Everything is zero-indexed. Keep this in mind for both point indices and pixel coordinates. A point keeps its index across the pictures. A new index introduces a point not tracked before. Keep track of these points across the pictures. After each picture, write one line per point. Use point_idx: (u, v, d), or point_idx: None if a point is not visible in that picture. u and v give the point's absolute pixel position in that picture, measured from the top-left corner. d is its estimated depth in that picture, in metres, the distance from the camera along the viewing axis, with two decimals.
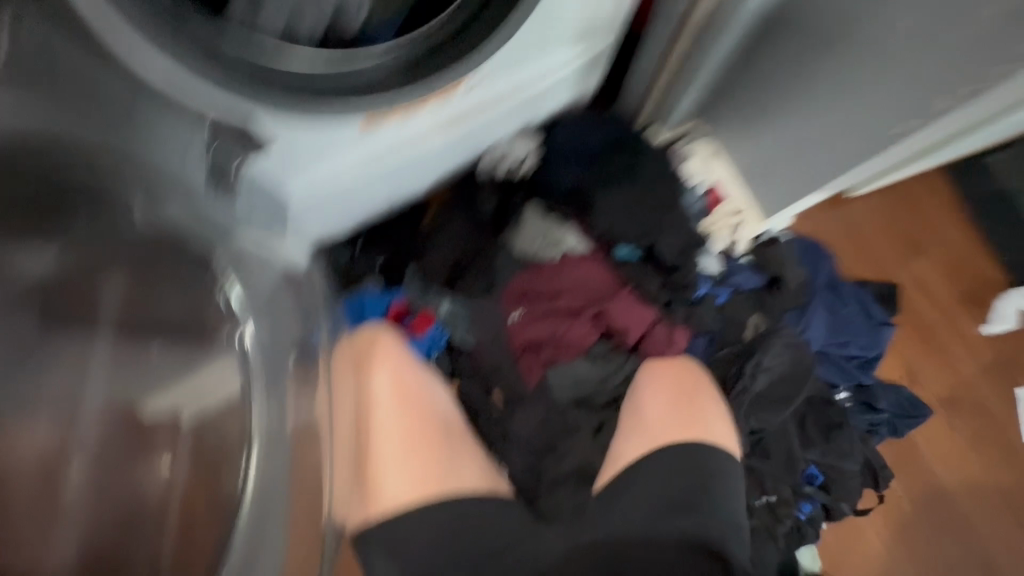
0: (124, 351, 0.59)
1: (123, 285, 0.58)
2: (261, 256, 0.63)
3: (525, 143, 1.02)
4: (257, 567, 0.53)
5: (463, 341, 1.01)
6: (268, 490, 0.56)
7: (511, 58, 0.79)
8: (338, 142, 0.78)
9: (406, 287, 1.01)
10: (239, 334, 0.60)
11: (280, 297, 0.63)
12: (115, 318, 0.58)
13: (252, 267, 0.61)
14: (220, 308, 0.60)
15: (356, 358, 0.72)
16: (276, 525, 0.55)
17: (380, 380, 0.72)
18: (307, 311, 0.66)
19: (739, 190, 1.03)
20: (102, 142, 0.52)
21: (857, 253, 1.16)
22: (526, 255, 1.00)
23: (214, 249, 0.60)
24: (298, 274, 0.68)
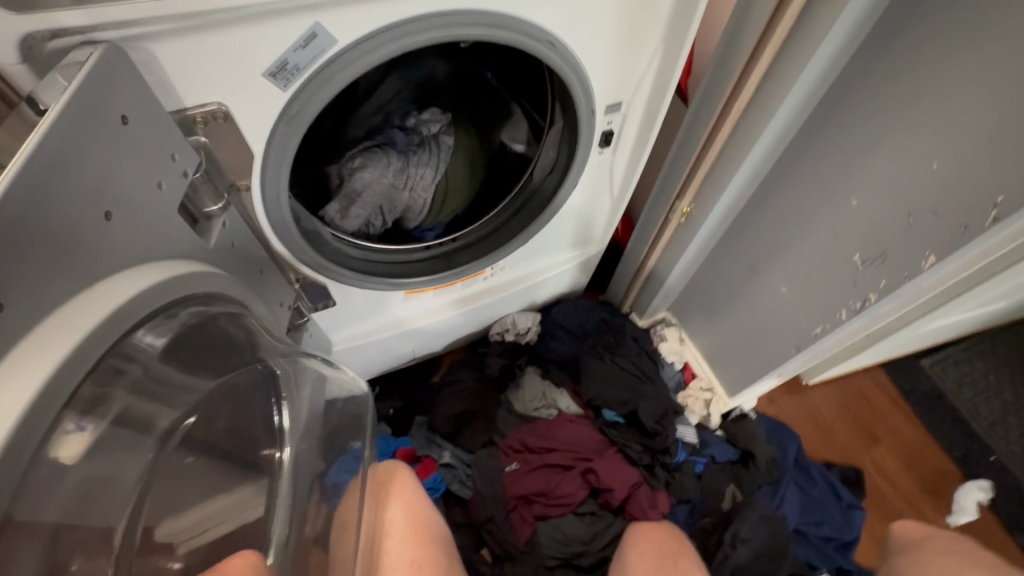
0: (217, 462, 0.64)
1: (233, 411, 0.66)
2: (315, 385, 0.78)
3: (529, 317, 1.22)
4: None
5: (460, 491, 1.09)
6: None
7: (521, 254, 1.09)
8: (384, 304, 1.01)
9: (413, 434, 1.13)
10: (280, 450, 0.72)
11: (311, 425, 0.77)
12: (221, 430, 0.65)
13: (303, 397, 0.76)
14: (271, 426, 0.72)
15: (379, 484, 0.83)
16: None
17: (395, 510, 0.81)
18: (329, 439, 0.79)
19: (706, 370, 1.22)
20: (255, 292, 0.69)
21: (818, 435, 1.30)
22: (526, 410, 1.14)
23: (278, 375, 0.73)
24: (342, 403, 0.82)
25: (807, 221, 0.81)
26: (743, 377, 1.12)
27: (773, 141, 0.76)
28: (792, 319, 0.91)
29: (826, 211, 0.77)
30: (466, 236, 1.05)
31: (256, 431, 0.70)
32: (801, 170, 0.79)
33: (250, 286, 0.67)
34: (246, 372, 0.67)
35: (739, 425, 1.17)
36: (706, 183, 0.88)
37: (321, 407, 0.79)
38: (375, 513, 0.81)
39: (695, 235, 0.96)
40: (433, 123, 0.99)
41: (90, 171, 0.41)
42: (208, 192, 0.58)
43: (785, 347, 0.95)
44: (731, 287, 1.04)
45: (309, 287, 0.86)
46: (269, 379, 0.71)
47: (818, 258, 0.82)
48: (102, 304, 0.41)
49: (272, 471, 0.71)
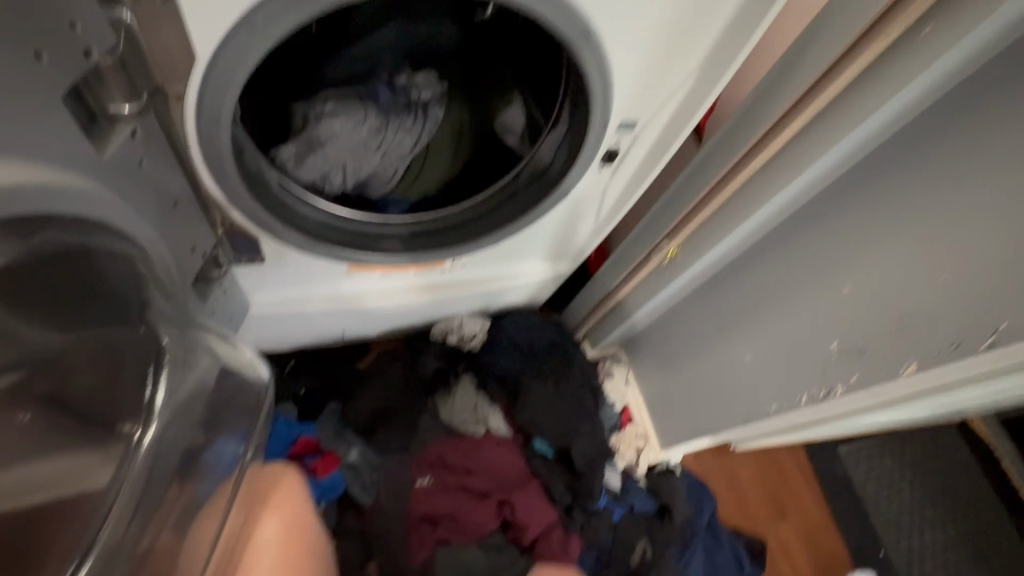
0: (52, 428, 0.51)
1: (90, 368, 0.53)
2: (206, 355, 0.66)
3: (477, 322, 1.14)
4: None
5: (360, 495, 0.97)
6: None
7: (487, 255, 0.99)
8: (322, 274, 0.89)
9: (321, 422, 1.00)
10: (141, 428, 0.58)
11: (195, 402, 0.64)
12: (66, 387, 0.51)
13: (192, 370, 0.63)
14: (141, 398, 0.58)
15: (256, 492, 0.72)
16: None
17: (268, 524, 0.70)
18: (212, 421, 0.66)
19: (644, 417, 1.18)
20: (155, 227, 0.54)
21: (732, 502, 1.30)
22: (452, 421, 1.04)
23: (163, 331, 0.59)
24: (242, 384, 0.71)
25: (794, 296, 0.77)
26: (680, 433, 1.08)
27: (781, 205, 0.71)
28: (748, 389, 0.88)
29: (817, 289, 0.73)
30: (432, 222, 0.94)
31: (118, 391, 0.56)
32: (800, 241, 0.75)
33: (152, 221, 0.53)
34: (120, 325, 0.54)
35: (663, 480, 1.13)
36: (700, 230, 0.83)
37: (210, 382, 0.66)
38: (241, 523, 0.69)
39: (673, 281, 0.90)
40: (425, 89, 0.86)
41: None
42: (120, 89, 0.45)
43: (732, 415, 0.92)
44: (695, 340, 0.99)
45: (236, 237, 0.74)
46: (149, 336, 0.58)
47: (792, 335, 0.78)
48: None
49: (125, 450, 0.57)
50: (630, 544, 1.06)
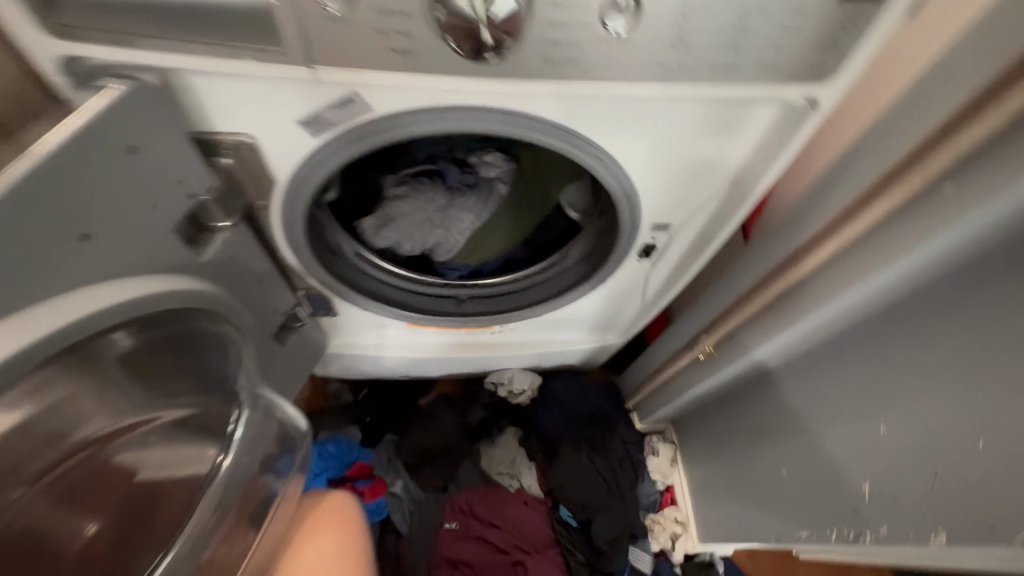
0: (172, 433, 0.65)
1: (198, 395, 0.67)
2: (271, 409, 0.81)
3: (527, 378, 1.18)
4: None
5: (398, 524, 1.09)
6: None
7: (534, 322, 1.05)
8: (387, 327, 1.03)
9: (377, 450, 1.15)
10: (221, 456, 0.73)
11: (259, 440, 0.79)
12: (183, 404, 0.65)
13: (260, 416, 0.79)
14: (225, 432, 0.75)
15: (309, 511, 0.81)
16: None
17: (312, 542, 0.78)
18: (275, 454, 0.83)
19: (687, 503, 1.13)
20: (242, 300, 0.70)
21: None
22: (490, 470, 1.14)
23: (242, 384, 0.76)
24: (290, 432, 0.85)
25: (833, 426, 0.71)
26: (721, 531, 1.02)
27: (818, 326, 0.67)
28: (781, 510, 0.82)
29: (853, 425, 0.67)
30: (485, 290, 1.03)
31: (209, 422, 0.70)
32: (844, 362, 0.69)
33: (242, 295, 0.70)
34: (214, 367, 0.68)
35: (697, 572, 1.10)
36: (739, 332, 0.80)
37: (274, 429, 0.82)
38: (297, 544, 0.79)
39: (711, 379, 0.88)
40: (493, 167, 0.94)
41: (78, 186, 0.43)
42: (219, 210, 0.60)
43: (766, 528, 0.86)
44: (739, 439, 0.94)
45: (313, 297, 0.90)
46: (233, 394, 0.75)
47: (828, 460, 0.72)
48: (55, 318, 0.43)
49: (209, 470, 0.71)
50: None
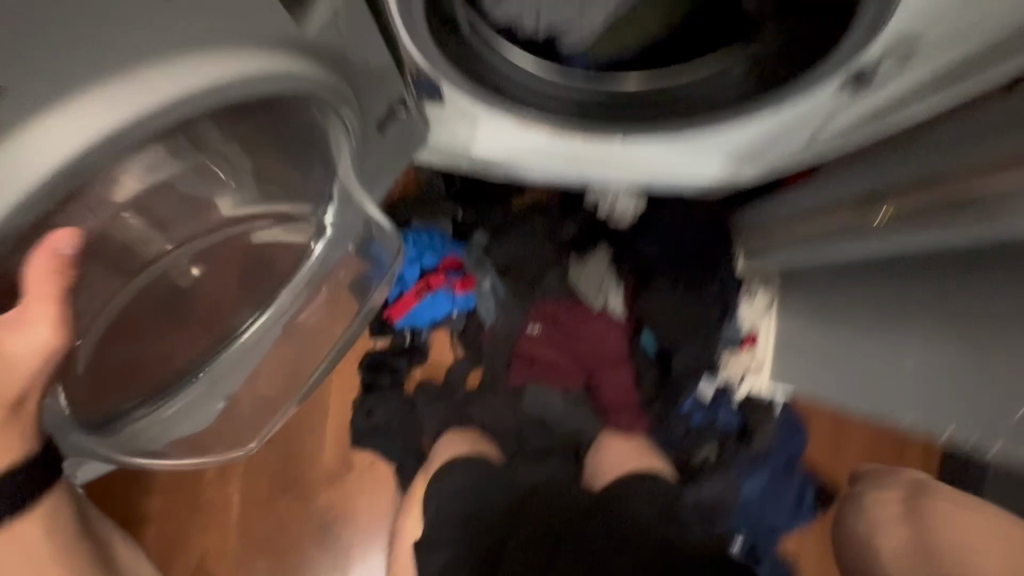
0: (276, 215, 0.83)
1: (296, 182, 0.79)
2: (355, 214, 0.88)
3: (631, 202, 1.11)
4: (220, 383, 0.92)
5: (484, 316, 1.16)
6: (257, 341, 0.92)
7: (668, 142, 0.87)
8: (492, 125, 0.88)
9: (467, 248, 1.15)
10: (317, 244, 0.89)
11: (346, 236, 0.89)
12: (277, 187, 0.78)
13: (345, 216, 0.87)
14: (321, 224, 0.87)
15: None
16: (243, 369, 0.94)
17: None
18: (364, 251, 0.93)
19: (768, 349, 1.14)
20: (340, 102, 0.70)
21: (828, 446, 1.28)
22: (575, 286, 1.13)
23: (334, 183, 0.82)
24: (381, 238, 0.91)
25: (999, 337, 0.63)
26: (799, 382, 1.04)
27: None
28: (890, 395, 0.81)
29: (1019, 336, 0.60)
30: (621, 93, 0.80)
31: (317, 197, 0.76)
32: None
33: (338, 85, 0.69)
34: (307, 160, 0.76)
35: (758, 408, 1.13)
36: (938, 206, 0.66)
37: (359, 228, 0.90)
38: None
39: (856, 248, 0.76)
40: None
41: None
42: None
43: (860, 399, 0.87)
44: (863, 312, 0.87)
45: (421, 82, 0.78)
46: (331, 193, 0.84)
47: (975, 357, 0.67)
48: (159, 89, 0.50)
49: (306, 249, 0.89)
50: (698, 446, 1.13)
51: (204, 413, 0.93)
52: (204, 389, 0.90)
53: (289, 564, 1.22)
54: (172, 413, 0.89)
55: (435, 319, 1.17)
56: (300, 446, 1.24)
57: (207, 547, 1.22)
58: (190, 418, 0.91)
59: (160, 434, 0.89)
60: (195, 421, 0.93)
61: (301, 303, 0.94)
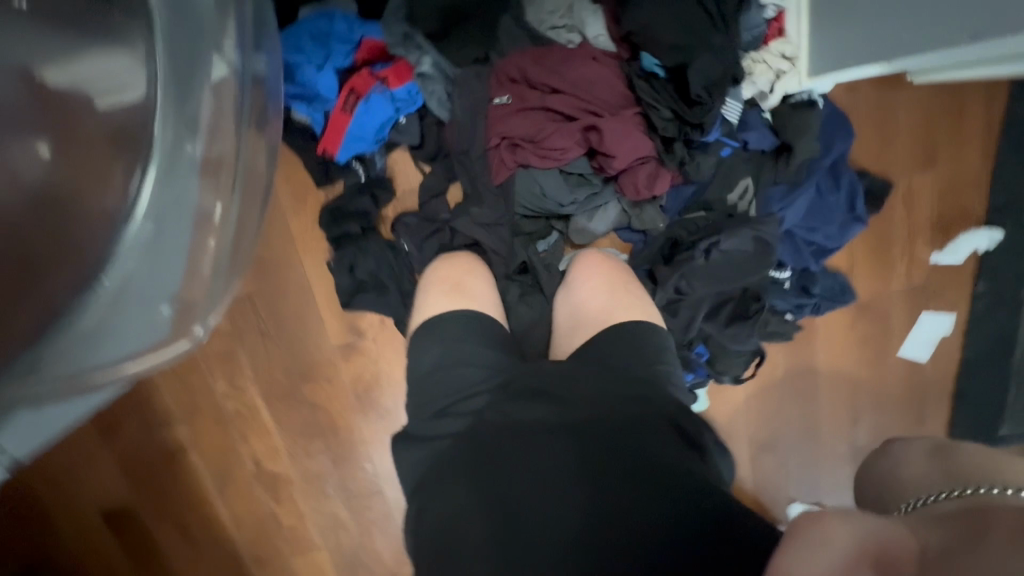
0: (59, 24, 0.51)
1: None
2: None
3: None
4: (141, 280, 0.57)
5: (437, 109, 0.90)
6: (161, 209, 0.57)
7: None
8: None
9: (386, 23, 0.86)
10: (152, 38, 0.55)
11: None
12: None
13: None
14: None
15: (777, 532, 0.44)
16: (164, 261, 0.58)
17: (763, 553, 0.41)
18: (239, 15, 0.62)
19: (801, 30, 0.89)
20: None
21: (873, 142, 1.10)
22: (540, 27, 0.87)
23: None
24: None
25: None
26: (850, 56, 0.80)
27: None
28: None
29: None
30: None
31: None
32: None
33: None
34: None
35: (797, 113, 0.93)
36: None
37: None
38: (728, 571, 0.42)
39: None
40: None
41: None
42: None
43: (909, 41, 0.70)
44: None
45: None
46: None
47: None
48: None
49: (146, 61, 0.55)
50: (732, 181, 0.97)
51: (142, 319, 0.58)
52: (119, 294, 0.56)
53: (338, 440, 1.18)
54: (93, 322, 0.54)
55: (380, 134, 0.92)
56: (291, 331, 1.10)
57: (254, 450, 1.17)
58: (132, 326, 0.57)
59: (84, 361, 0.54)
60: (116, 345, 0.56)
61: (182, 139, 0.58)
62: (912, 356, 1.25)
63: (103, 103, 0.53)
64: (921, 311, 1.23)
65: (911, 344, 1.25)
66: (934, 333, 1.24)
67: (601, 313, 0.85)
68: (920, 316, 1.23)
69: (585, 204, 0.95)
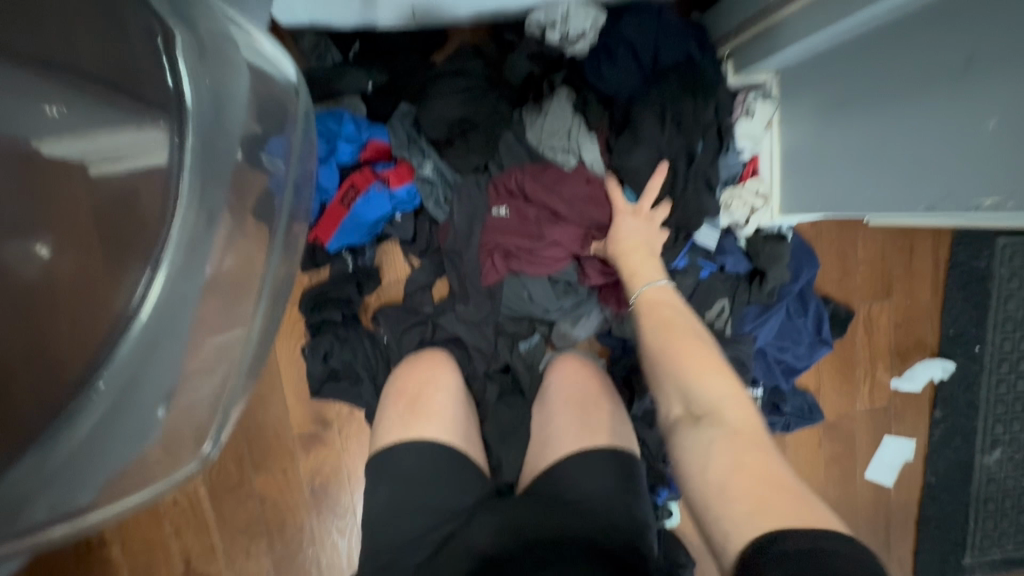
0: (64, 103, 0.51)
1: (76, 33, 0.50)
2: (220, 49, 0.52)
3: (588, 16, 0.87)
4: (143, 380, 0.50)
5: (433, 210, 0.94)
6: (175, 305, 0.50)
7: None
8: None
9: (392, 127, 0.90)
10: (179, 127, 0.50)
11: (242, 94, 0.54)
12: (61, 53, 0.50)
13: (213, 63, 0.51)
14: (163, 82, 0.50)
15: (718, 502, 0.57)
16: (161, 362, 0.50)
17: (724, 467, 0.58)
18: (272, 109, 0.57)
19: (774, 172, 0.98)
20: None
21: (835, 271, 1.18)
22: (539, 146, 0.91)
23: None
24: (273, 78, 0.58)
25: None
26: (816, 201, 0.88)
27: None
28: (947, 180, 0.65)
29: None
30: None
31: (145, 74, 0.51)
32: None
33: None
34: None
35: (770, 244, 0.99)
36: None
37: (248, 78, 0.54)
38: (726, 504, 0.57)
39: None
40: None
41: None
42: None
43: (857, 201, 0.81)
44: (891, 87, 0.70)
45: None
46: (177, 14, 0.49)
47: None
48: None
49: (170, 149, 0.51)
50: (710, 301, 1.01)
51: (137, 428, 0.51)
52: (115, 401, 0.49)
53: (285, 540, 1.07)
54: (63, 460, 0.48)
55: (374, 228, 0.94)
56: (251, 415, 1.04)
57: (186, 547, 1.05)
58: (122, 437, 0.50)
59: (70, 487, 0.48)
60: (94, 480, 0.50)
61: (195, 250, 0.50)
62: (877, 479, 1.27)
63: (94, 173, 0.53)
64: (884, 435, 1.26)
65: (876, 466, 1.26)
66: (896, 457, 1.27)
67: (564, 435, 0.80)
68: (884, 439, 1.26)
69: (569, 311, 0.97)
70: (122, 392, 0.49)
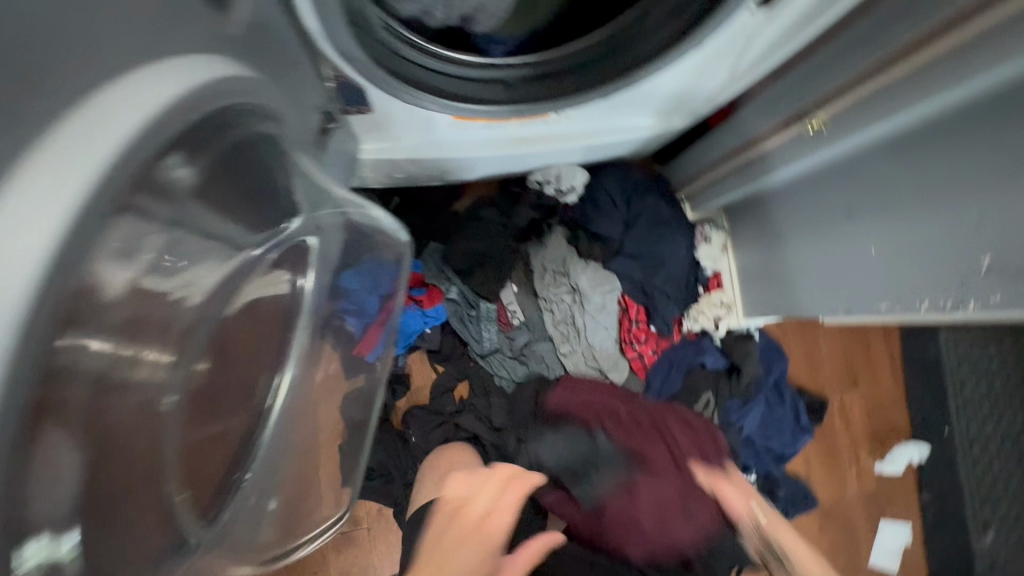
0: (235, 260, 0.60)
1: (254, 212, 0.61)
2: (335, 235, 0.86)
3: (576, 175, 1.12)
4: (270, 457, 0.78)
5: (458, 326, 1.14)
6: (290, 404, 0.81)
7: (597, 107, 0.86)
8: (420, 128, 0.86)
9: (425, 260, 1.13)
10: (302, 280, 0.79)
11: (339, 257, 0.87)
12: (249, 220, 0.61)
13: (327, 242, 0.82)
14: (302, 244, 0.75)
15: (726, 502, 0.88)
16: (283, 438, 0.81)
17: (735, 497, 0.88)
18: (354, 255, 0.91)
19: (734, 286, 1.20)
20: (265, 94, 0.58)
21: (804, 365, 1.36)
22: (541, 270, 1.14)
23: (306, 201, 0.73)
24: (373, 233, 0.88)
25: (936, 204, 0.68)
26: (769, 306, 1.08)
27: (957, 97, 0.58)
28: (854, 289, 0.85)
29: (948, 200, 0.66)
30: (547, 64, 0.80)
31: (294, 250, 0.75)
32: (966, 138, 0.62)
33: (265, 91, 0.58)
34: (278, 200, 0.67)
35: (740, 344, 1.18)
36: (853, 107, 0.71)
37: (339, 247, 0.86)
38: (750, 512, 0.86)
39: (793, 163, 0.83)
40: None
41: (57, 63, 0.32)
42: None
43: (797, 306, 1.00)
44: (805, 223, 0.93)
45: (345, 86, 0.74)
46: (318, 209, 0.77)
47: (918, 232, 0.72)
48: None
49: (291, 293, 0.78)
50: (695, 395, 1.17)
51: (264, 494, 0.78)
52: (259, 475, 0.76)
53: None
54: (245, 513, 0.75)
55: (407, 341, 1.13)
56: None
57: None
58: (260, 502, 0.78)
59: (247, 534, 0.77)
60: (263, 521, 0.80)
61: (306, 365, 0.85)
62: (881, 567, 1.31)
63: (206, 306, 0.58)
64: (880, 520, 1.34)
65: (878, 553, 1.32)
66: (896, 542, 1.33)
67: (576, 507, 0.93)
68: (880, 524, 1.33)
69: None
70: (261, 470, 0.76)
